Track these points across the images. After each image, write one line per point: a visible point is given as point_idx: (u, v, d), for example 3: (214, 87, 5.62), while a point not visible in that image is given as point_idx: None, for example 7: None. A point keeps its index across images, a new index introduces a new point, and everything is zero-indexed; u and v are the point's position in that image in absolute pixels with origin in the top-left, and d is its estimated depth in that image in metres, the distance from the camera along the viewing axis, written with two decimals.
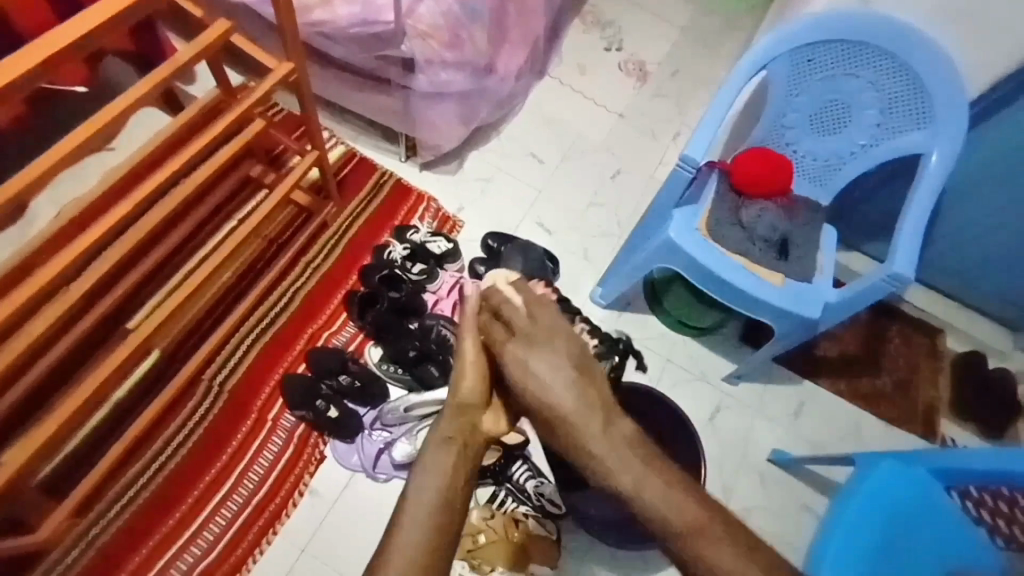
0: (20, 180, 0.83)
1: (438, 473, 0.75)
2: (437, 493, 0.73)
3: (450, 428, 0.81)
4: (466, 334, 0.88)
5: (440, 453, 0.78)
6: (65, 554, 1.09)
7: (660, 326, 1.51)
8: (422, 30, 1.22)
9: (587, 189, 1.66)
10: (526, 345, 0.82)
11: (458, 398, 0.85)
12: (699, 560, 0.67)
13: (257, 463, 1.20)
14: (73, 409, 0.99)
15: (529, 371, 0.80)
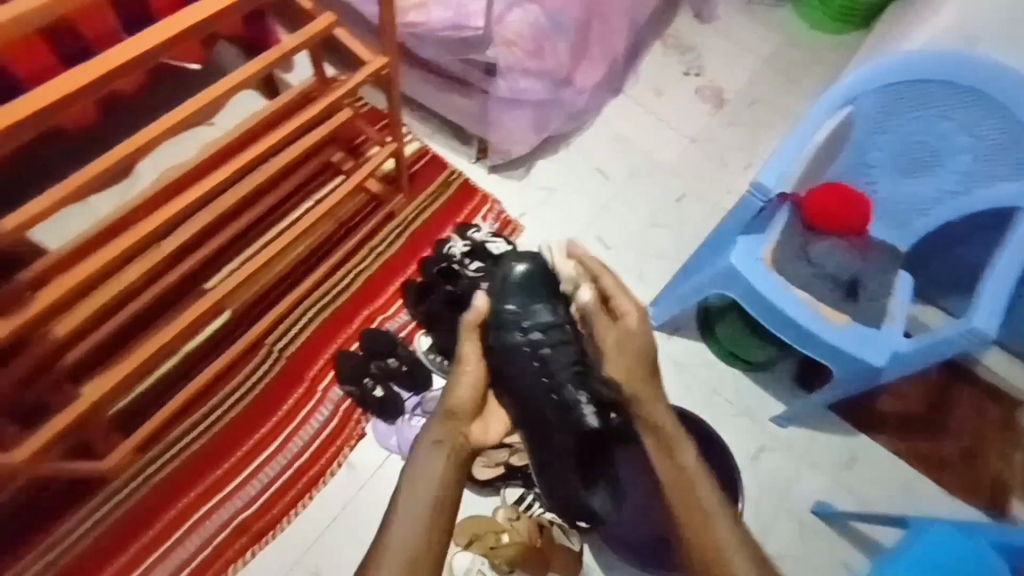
0: (133, 142, 0.93)
1: (427, 498, 0.81)
2: (423, 516, 0.80)
3: (433, 451, 0.87)
4: (463, 375, 0.97)
5: (427, 477, 0.83)
6: (122, 488, 1.17)
7: (710, 355, 1.47)
8: (508, 38, 1.25)
9: (650, 209, 1.65)
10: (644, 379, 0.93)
11: (447, 413, 0.93)
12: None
13: (303, 430, 1.26)
14: (148, 355, 1.08)
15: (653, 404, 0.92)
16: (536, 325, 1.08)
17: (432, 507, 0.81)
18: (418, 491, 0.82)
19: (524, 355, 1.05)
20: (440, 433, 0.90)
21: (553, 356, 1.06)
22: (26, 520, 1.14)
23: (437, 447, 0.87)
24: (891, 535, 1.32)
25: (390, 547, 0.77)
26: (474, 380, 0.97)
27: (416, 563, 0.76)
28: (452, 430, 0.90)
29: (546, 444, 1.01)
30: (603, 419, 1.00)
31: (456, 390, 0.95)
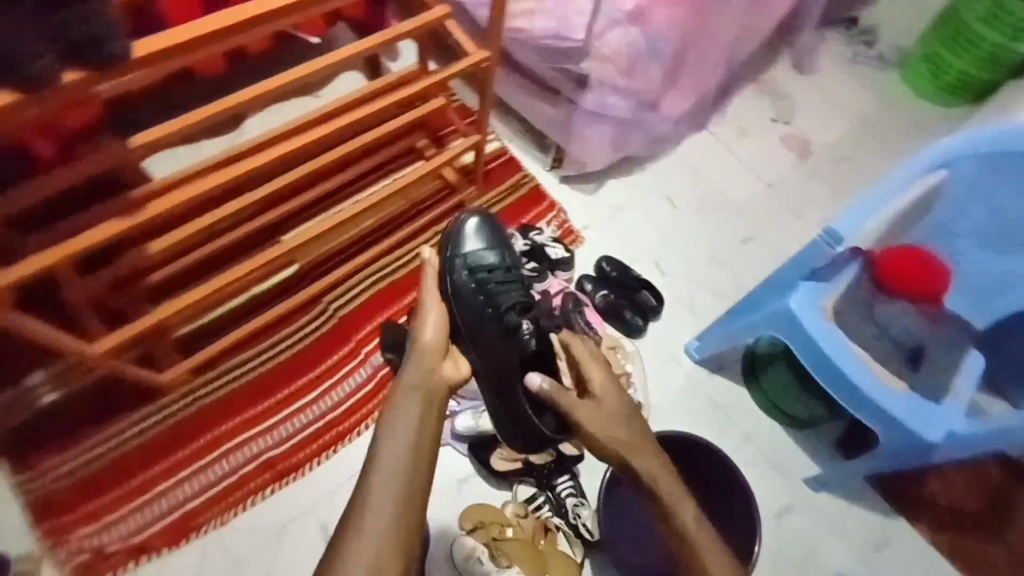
0: (247, 94, 1.01)
1: (403, 447, 0.86)
2: (399, 467, 0.84)
3: (405, 399, 0.90)
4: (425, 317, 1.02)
5: (403, 428, 0.87)
6: (166, 404, 1.21)
7: (750, 400, 1.43)
8: (604, 54, 1.29)
9: (713, 245, 1.64)
10: (606, 420, 0.94)
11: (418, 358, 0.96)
12: None
13: (342, 386, 1.30)
14: (220, 287, 1.18)
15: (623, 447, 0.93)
16: (466, 266, 1.17)
17: (411, 455, 0.86)
18: (395, 441, 0.86)
19: (478, 297, 1.15)
20: (412, 374, 0.93)
21: (495, 288, 1.15)
22: (73, 419, 1.17)
23: (406, 394, 0.91)
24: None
25: (372, 497, 0.82)
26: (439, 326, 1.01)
27: (397, 506, 0.82)
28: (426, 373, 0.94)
29: (505, 375, 1.10)
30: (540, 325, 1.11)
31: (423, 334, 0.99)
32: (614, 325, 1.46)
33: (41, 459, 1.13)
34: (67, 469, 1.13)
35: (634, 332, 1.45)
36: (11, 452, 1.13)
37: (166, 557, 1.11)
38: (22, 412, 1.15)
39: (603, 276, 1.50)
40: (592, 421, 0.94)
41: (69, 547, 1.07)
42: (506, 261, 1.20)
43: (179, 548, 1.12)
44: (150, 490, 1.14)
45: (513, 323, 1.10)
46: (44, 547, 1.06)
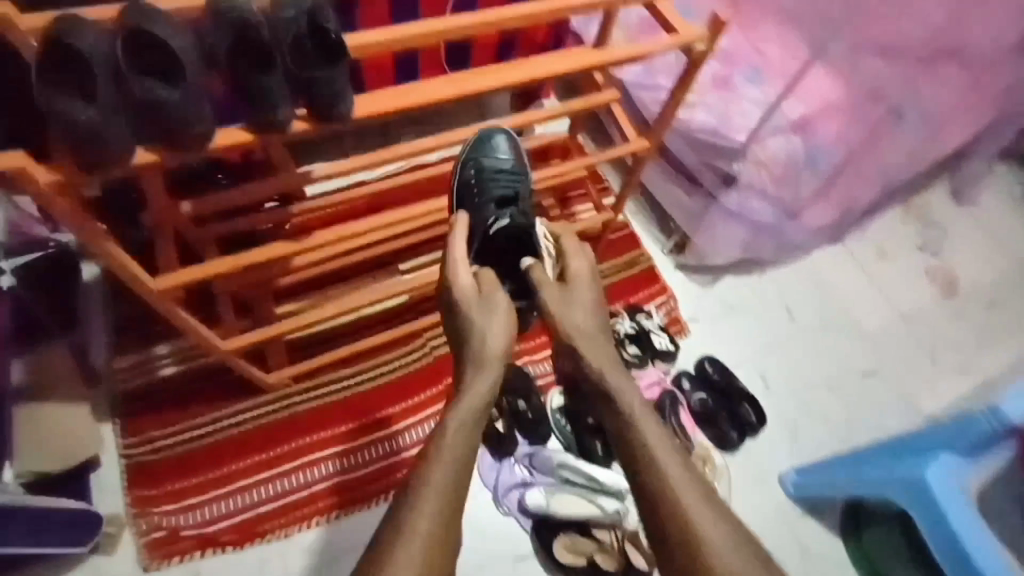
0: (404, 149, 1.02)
1: (457, 455, 0.78)
2: (450, 471, 0.77)
3: (459, 402, 0.82)
4: (478, 300, 0.88)
5: (452, 432, 0.80)
6: (261, 404, 1.26)
7: (842, 555, 1.29)
8: (760, 159, 1.25)
9: (829, 370, 1.52)
10: (567, 308, 0.89)
11: (473, 356, 0.86)
12: (689, 532, 0.74)
13: (423, 426, 1.30)
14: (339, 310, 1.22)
15: (581, 334, 0.87)
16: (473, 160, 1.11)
17: (462, 438, 0.80)
18: (442, 448, 0.78)
19: (477, 195, 1.08)
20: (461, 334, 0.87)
21: (498, 186, 1.09)
22: (182, 395, 1.24)
23: (460, 399, 0.83)
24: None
25: (415, 501, 0.74)
26: (504, 314, 0.88)
27: (441, 525, 0.73)
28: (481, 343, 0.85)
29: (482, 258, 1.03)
30: (522, 219, 0.99)
31: (479, 326, 0.86)
32: (707, 432, 1.36)
33: (145, 427, 1.20)
34: (165, 444, 1.19)
35: (727, 446, 1.35)
36: (123, 413, 1.20)
37: (230, 554, 1.14)
38: (141, 378, 1.23)
39: (699, 376, 1.43)
40: (553, 307, 0.89)
41: (149, 520, 1.12)
42: (524, 172, 1.12)
43: (243, 548, 1.15)
44: (231, 484, 1.19)
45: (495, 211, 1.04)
46: (129, 514, 1.12)
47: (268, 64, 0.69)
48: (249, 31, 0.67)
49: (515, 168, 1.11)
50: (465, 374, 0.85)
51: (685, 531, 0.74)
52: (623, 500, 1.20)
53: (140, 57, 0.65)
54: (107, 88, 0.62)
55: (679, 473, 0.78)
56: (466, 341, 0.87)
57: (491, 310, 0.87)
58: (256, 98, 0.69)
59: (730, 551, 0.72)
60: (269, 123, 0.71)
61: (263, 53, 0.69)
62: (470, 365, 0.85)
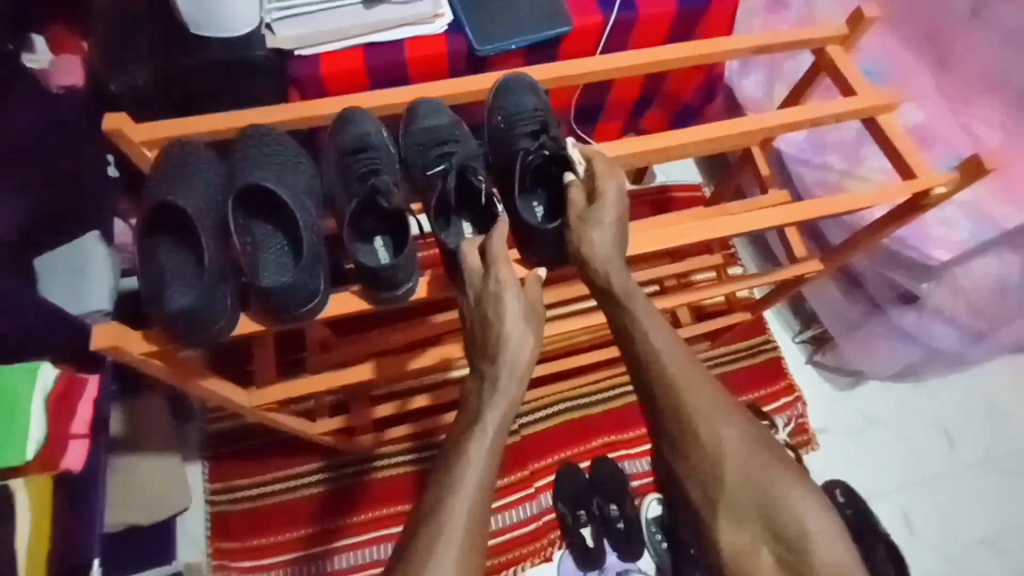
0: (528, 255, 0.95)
1: (481, 494, 0.63)
2: (476, 507, 0.62)
3: (481, 431, 0.64)
4: (510, 298, 0.64)
5: (472, 468, 0.63)
6: (339, 467, 1.20)
7: None
8: (961, 284, 1.08)
9: (994, 520, 1.25)
10: (591, 226, 0.68)
11: (499, 371, 0.65)
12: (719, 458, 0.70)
13: (501, 514, 1.18)
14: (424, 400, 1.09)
15: (613, 272, 0.68)
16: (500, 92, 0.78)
17: (483, 480, 0.63)
18: (460, 488, 0.62)
19: (504, 155, 0.76)
20: (487, 335, 0.65)
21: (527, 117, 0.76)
22: (266, 446, 1.21)
23: (482, 427, 0.64)
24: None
25: (432, 540, 0.61)
26: (540, 315, 0.67)
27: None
28: (515, 352, 0.65)
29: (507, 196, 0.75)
30: (552, 147, 0.73)
31: (511, 335, 0.64)
32: None
33: (229, 474, 1.19)
34: (247, 495, 1.18)
35: None
36: (211, 456, 1.20)
37: None
38: (232, 422, 1.22)
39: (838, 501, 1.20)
40: (580, 228, 0.68)
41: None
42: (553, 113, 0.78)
43: None
44: (306, 549, 1.15)
45: (520, 144, 0.74)
46: (209, 565, 1.14)
47: (397, 240, 0.63)
48: (378, 198, 0.63)
49: (535, 110, 0.77)
50: (486, 391, 0.65)
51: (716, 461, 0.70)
52: None
53: (252, 210, 0.62)
54: (213, 257, 0.57)
55: (709, 402, 0.71)
56: (489, 353, 0.65)
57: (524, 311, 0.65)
58: (377, 282, 0.61)
59: (753, 492, 0.69)
60: (389, 298, 0.63)
61: (393, 221, 0.63)
62: (492, 383, 0.65)
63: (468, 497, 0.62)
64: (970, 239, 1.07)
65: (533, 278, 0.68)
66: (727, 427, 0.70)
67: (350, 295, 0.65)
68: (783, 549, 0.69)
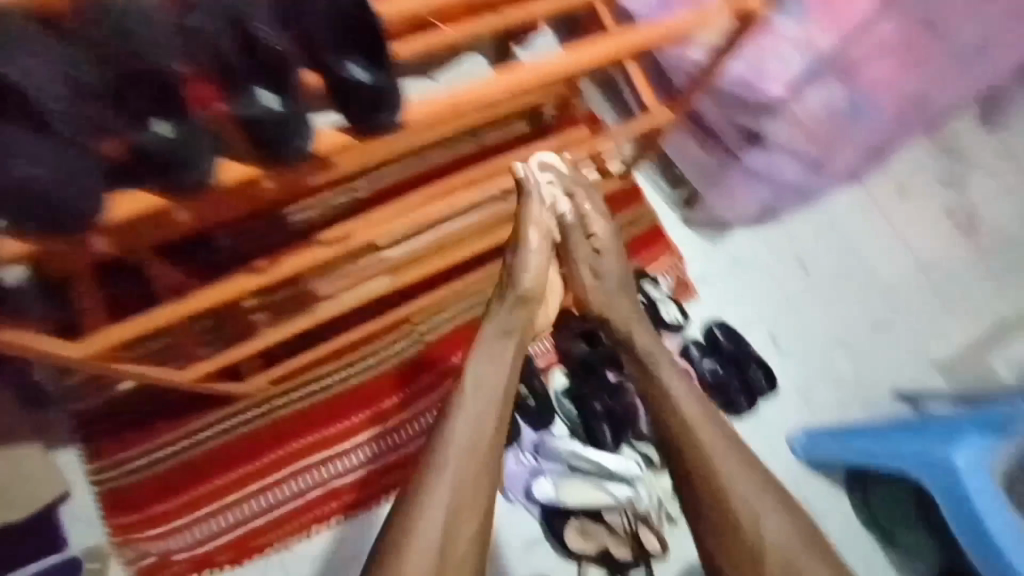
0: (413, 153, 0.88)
1: (451, 489, 0.85)
2: (457, 474, 0.86)
3: (439, 460, 0.87)
4: (500, 318, 0.99)
5: (454, 450, 0.87)
6: (239, 415, 1.15)
7: (851, 512, 1.29)
8: (796, 117, 1.18)
9: (842, 325, 1.46)
10: (525, 257, 1.00)
11: (465, 403, 0.91)
12: (699, 446, 0.91)
13: (418, 419, 1.22)
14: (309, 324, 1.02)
15: (530, 289, 1.00)
16: None
17: (464, 461, 0.87)
18: (440, 471, 0.86)
19: None
20: (486, 340, 0.97)
21: None
22: (151, 412, 1.12)
23: (442, 454, 0.87)
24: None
25: (420, 508, 0.84)
26: (501, 350, 0.97)
27: (456, 529, 0.84)
28: (483, 381, 0.93)
29: None
30: None
31: (480, 372, 0.93)
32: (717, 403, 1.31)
33: (113, 449, 1.10)
34: (138, 465, 1.10)
35: (736, 412, 1.32)
36: (87, 436, 1.10)
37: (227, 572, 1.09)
38: (99, 398, 1.10)
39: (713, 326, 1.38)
40: (520, 259, 1.00)
41: (135, 548, 1.06)
42: None
43: (240, 566, 1.10)
44: (222, 499, 1.11)
45: None
46: (112, 544, 1.06)
47: (167, 114, 0.52)
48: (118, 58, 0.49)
49: None
50: (452, 418, 0.90)
51: (699, 448, 0.91)
52: (635, 486, 1.16)
53: None
54: None
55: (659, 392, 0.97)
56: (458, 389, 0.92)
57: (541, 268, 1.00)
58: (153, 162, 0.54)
59: (701, 460, 0.90)
60: (176, 183, 0.56)
61: (160, 93, 0.51)
62: (460, 411, 0.91)
63: (452, 477, 0.86)
64: (801, 70, 1.13)
65: (511, 295, 1.00)
66: (694, 412, 0.94)
67: (137, 197, 0.58)
68: (728, 510, 0.87)
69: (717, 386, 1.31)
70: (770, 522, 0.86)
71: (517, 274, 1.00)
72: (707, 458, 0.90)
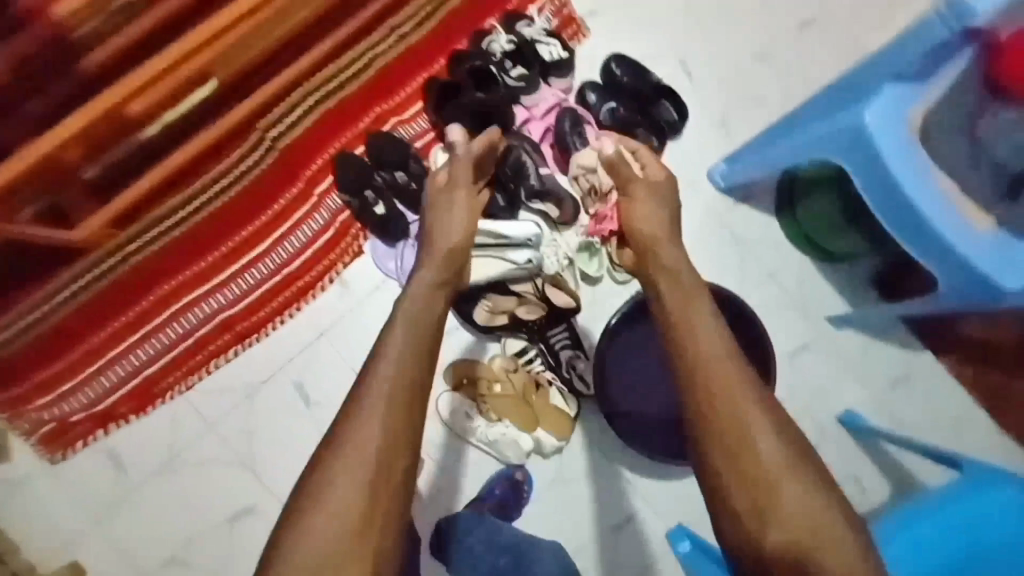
0: None
1: (382, 442, 0.67)
2: (386, 427, 0.68)
3: (361, 414, 0.68)
4: (424, 273, 0.83)
5: (371, 407, 0.69)
6: (91, 269, 1.04)
7: (778, 233, 1.22)
8: None
9: (762, 35, 1.27)
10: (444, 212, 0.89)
11: (387, 351, 0.73)
12: (693, 324, 0.75)
13: (296, 233, 1.11)
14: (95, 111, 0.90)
15: (460, 237, 0.86)
16: None
17: (396, 405, 0.69)
18: (358, 434, 0.67)
19: None
20: (417, 294, 0.81)
21: None
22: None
23: (361, 408, 0.69)
24: (935, 477, 1.16)
25: (327, 485, 0.65)
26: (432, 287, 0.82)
27: (380, 493, 0.66)
28: (409, 314, 0.78)
29: None
30: None
31: (408, 315, 0.78)
32: None
33: None
34: None
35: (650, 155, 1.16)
36: None
37: (134, 423, 1.04)
38: None
39: (612, 58, 1.18)
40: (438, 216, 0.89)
41: (27, 419, 1.01)
42: None
43: (147, 415, 1.05)
44: (102, 357, 1.04)
45: None
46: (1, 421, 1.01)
47: None
48: None
49: None
50: (375, 367, 0.72)
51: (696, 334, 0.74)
52: (537, 248, 1.05)
53: None
54: None
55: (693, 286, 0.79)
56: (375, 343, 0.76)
57: (463, 223, 0.88)
58: None
59: (713, 353, 0.72)
60: None
61: None
62: (382, 358, 0.73)
63: (387, 407, 0.69)
64: None
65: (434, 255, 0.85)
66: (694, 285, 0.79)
67: None
68: (747, 398, 0.69)
69: (620, 123, 1.16)
70: (767, 451, 0.67)
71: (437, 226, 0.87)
72: (701, 340, 0.73)
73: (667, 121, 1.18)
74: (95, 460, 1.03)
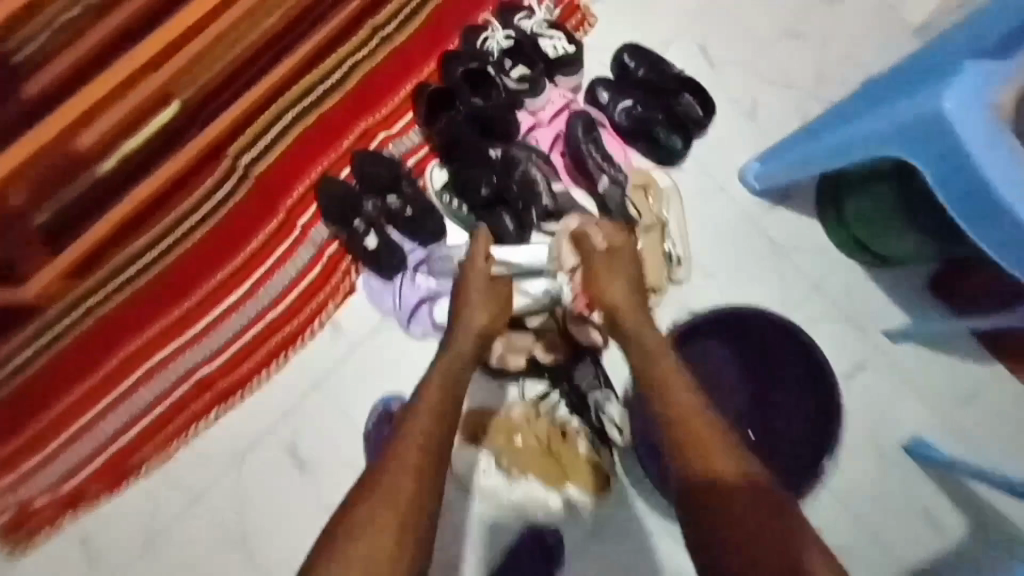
0: None
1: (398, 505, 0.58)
2: (400, 490, 0.58)
3: (378, 474, 0.60)
4: (456, 351, 0.77)
5: (388, 464, 0.61)
6: (48, 329, 0.92)
7: (822, 237, 1.08)
8: None
9: (791, 11, 1.13)
10: (472, 296, 0.83)
11: (412, 416, 0.66)
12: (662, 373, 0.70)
13: (279, 273, 0.98)
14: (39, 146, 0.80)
15: (494, 316, 0.82)
16: None
17: (412, 453, 0.62)
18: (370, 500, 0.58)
19: None
20: (439, 376, 0.73)
21: None
22: None
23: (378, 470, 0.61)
24: (1018, 505, 1.01)
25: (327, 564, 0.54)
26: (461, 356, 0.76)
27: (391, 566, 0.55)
28: (439, 379, 0.72)
29: None
30: None
31: (431, 388, 0.71)
32: (643, 150, 1.03)
33: None
34: None
35: (673, 158, 1.03)
36: None
37: (107, 501, 0.92)
38: None
39: (624, 49, 1.04)
40: (468, 302, 0.82)
41: None
42: None
43: (121, 491, 0.92)
44: (66, 429, 0.92)
45: None
46: None
47: None
48: None
49: None
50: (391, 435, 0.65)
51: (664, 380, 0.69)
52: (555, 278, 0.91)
53: None
54: None
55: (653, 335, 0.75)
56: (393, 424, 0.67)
57: (496, 299, 0.83)
58: None
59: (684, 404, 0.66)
60: None
61: None
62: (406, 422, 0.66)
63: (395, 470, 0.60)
64: None
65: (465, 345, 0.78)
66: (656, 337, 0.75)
67: None
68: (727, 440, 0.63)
69: (640, 123, 1.01)
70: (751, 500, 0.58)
71: (467, 313, 0.81)
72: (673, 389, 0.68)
73: (692, 118, 1.03)
74: (65, 545, 0.91)
